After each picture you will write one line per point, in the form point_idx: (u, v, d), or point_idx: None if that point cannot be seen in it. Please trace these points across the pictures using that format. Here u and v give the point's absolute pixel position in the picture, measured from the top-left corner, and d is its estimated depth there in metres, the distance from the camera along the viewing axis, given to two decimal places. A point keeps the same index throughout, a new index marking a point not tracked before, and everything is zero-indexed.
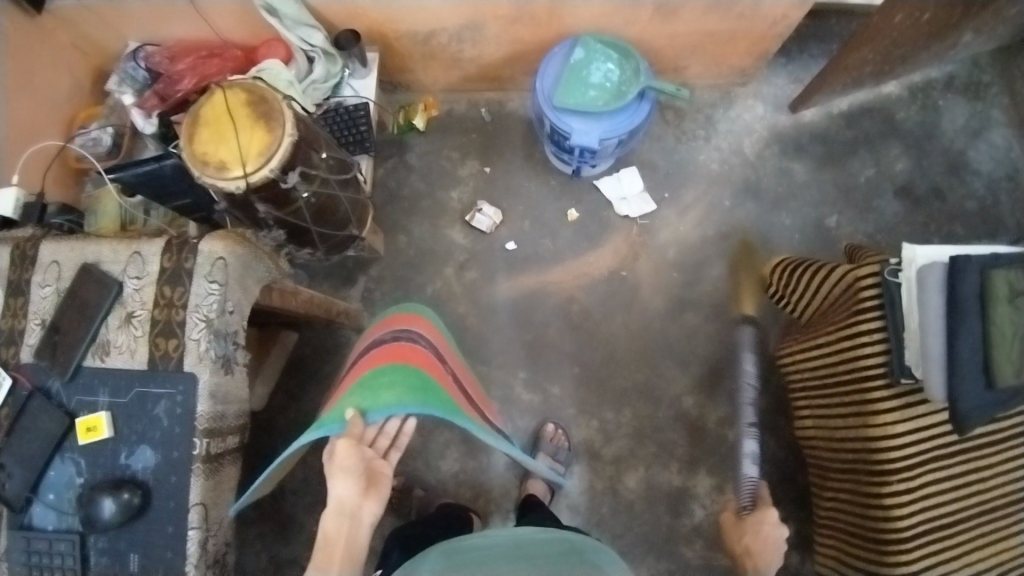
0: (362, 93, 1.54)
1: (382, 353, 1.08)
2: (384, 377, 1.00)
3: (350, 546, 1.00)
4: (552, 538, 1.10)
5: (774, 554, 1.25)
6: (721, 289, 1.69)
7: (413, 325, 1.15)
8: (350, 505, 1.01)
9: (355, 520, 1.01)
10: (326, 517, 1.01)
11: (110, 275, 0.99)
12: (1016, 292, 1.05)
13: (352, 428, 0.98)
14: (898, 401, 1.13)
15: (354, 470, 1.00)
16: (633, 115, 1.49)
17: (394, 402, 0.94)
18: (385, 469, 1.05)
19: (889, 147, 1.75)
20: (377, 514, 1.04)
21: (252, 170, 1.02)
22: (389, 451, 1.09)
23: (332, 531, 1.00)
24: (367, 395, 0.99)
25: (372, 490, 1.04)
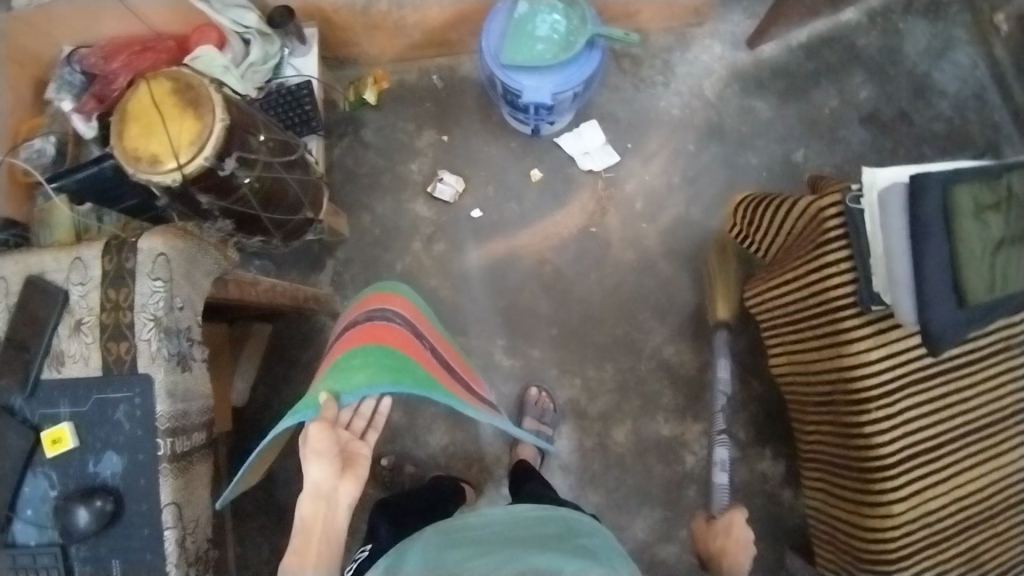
0: (304, 71, 1.49)
1: (355, 335, 1.07)
2: (356, 358, 1.00)
3: (327, 530, 0.99)
4: (547, 518, 1.08)
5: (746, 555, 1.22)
6: (692, 235, 1.67)
7: (389, 303, 1.13)
8: (325, 489, 0.99)
9: (331, 502, 0.99)
10: (302, 504, 1.00)
11: (55, 285, 0.97)
12: (979, 205, 1.04)
13: (326, 412, 0.98)
14: (869, 328, 1.12)
15: (329, 452, 0.98)
16: (584, 65, 1.46)
17: (367, 384, 0.95)
18: (363, 450, 1.06)
19: (851, 75, 1.71)
20: (355, 495, 1.01)
21: (186, 161, 1.00)
22: (365, 432, 1.10)
23: (310, 516, 0.99)
24: (340, 378, 0.99)
25: (349, 471, 1.02)
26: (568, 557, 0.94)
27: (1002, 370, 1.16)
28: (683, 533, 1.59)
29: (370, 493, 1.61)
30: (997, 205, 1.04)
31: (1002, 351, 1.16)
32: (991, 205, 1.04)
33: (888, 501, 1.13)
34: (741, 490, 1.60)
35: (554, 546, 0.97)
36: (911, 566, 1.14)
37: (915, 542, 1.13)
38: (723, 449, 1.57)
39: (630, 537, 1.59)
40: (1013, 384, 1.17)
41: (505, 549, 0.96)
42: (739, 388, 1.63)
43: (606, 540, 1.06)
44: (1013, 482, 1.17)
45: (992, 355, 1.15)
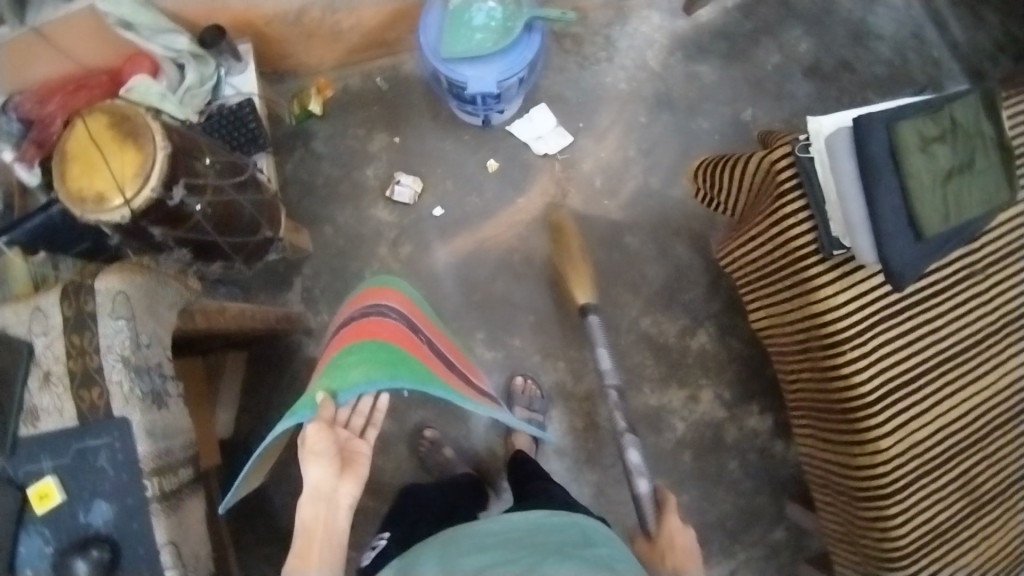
0: (244, 89, 1.47)
1: (350, 333, 1.05)
2: (352, 356, 0.98)
3: (328, 533, 0.96)
4: (564, 526, 1.05)
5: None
6: (654, 205, 1.69)
7: (383, 298, 1.11)
8: (325, 489, 0.97)
9: (332, 503, 0.97)
10: (302, 506, 0.97)
11: (18, 338, 0.95)
12: (925, 138, 1.06)
13: (324, 412, 0.98)
14: (835, 273, 1.15)
15: (327, 452, 0.97)
16: (525, 49, 1.46)
17: (363, 380, 0.94)
18: (362, 449, 1.03)
19: (790, 30, 1.74)
20: (356, 496, 1.00)
21: (133, 195, 0.97)
22: (366, 429, 1.06)
23: (311, 519, 0.96)
24: (336, 377, 0.98)
25: (348, 472, 1.00)
26: (584, 564, 0.92)
27: (971, 295, 1.18)
28: (682, 497, 1.62)
29: (371, 504, 1.61)
30: (944, 136, 1.07)
31: (969, 281, 1.18)
32: (938, 137, 1.07)
33: (874, 437, 1.16)
34: (733, 447, 1.63)
35: (570, 554, 0.95)
36: (906, 498, 1.17)
37: (907, 473, 1.17)
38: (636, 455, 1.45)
39: (632, 510, 1.61)
40: (984, 307, 1.19)
41: (518, 554, 0.94)
42: (720, 349, 1.65)
43: (621, 550, 1.04)
44: (995, 404, 1.21)
45: (959, 282, 1.17)
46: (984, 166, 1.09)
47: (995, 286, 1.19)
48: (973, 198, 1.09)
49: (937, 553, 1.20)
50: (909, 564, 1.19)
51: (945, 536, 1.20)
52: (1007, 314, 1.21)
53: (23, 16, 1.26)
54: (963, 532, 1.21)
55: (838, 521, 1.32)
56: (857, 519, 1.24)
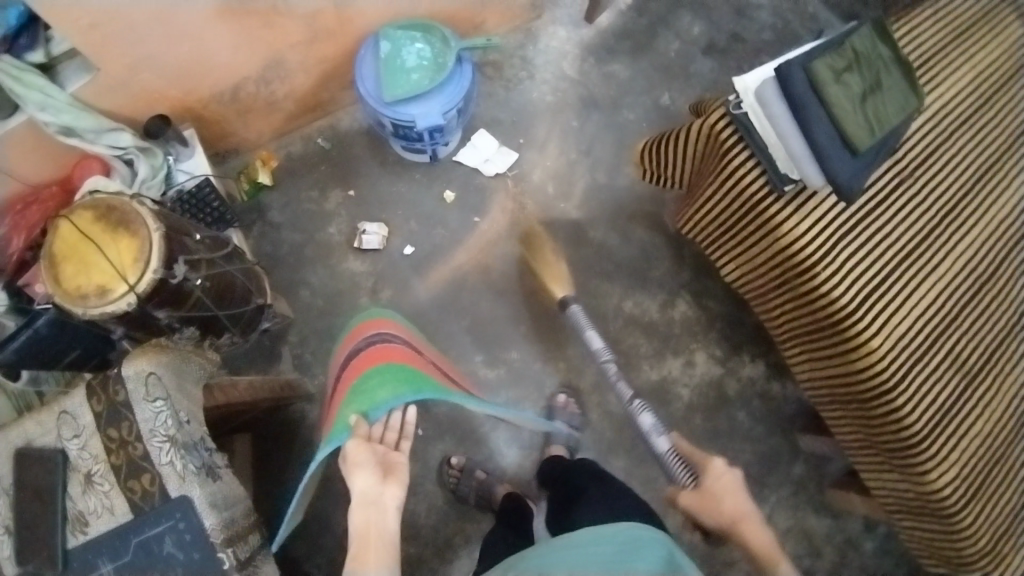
0: (197, 172, 1.46)
1: (361, 363, 1.11)
2: (375, 378, 1.05)
3: (382, 534, 1.03)
4: (644, 546, 1.04)
5: (741, 497, 1.23)
6: (606, 198, 1.79)
7: (384, 327, 1.18)
8: (372, 496, 1.04)
9: (380, 508, 1.04)
10: (354, 512, 1.04)
11: (47, 447, 0.92)
12: (837, 70, 1.20)
13: (359, 430, 1.05)
14: (792, 206, 1.27)
15: (368, 463, 1.04)
16: (460, 80, 1.55)
17: (391, 398, 1.02)
18: (400, 458, 1.08)
19: (680, 17, 1.92)
20: (401, 498, 1.06)
21: (137, 280, 0.99)
22: (400, 441, 1.11)
23: (362, 524, 1.03)
24: (364, 399, 1.05)
25: (390, 478, 1.06)
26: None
27: (911, 197, 1.33)
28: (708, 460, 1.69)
29: (413, 551, 1.58)
30: (851, 66, 1.22)
31: (902, 187, 1.33)
32: (846, 67, 1.21)
33: (865, 341, 1.27)
34: (738, 399, 1.73)
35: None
36: (908, 387, 1.28)
37: (903, 365, 1.28)
38: (649, 414, 1.50)
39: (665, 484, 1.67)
40: (923, 203, 1.34)
41: None
42: (701, 314, 1.76)
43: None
44: (955, 285, 1.34)
45: (896, 188, 1.32)
46: (891, 83, 1.25)
47: (926, 184, 1.34)
48: (889, 111, 1.23)
49: (950, 430, 1.30)
50: (930, 448, 1.28)
51: (952, 413, 1.30)
52: (943, 206, 1.36)
53: None
54: (966, 406, 1.32)
55: (853, 431, 1.42)
56: (870, 420, 1.34)
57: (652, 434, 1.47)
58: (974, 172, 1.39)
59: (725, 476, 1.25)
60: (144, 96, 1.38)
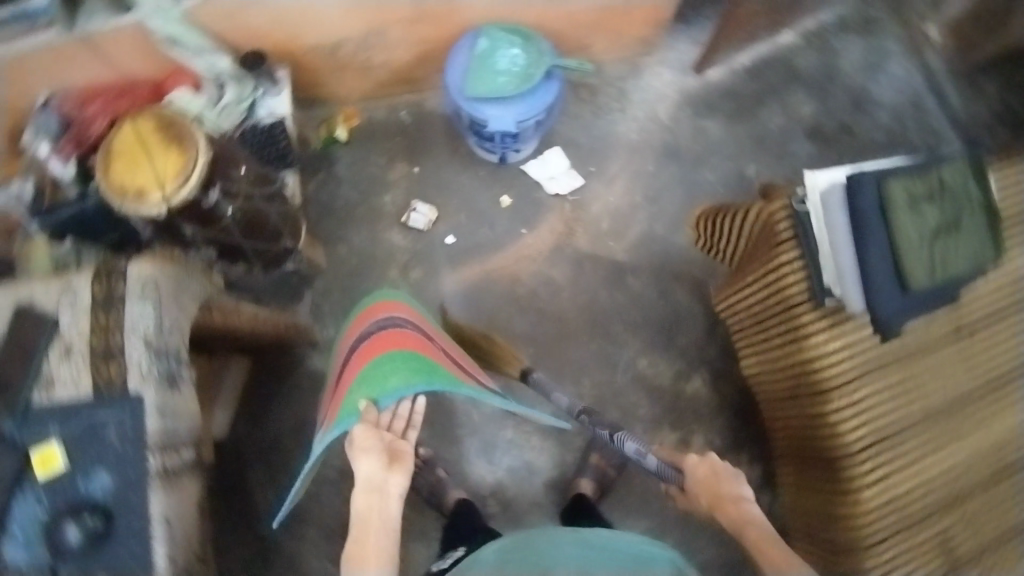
0: (277, 111, 1.52)
1: (372, 347, 1.18)
2: (385, 366, 1.13)
3: (381, 517, 1.20)
4: (653, 561, 1.04)
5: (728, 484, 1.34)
6: (656, 250, 1.76)
7: (397, 311, 1.25)
8: (376, 482, 1.20)
9: (383, 493, 1.21)
10: (358, 497, 1.20)
11: (45, 311, 1.00)
12: (914, 198, 1.13)
13: (368, 416, 1.18)
14: (828, 322, 1.18)
15: (374, 448, 1.20)
16: (544, 94, 1.56)
17: (402, 386, 1.09)
18: (405, 446, 1.25)
19: (794, 93, 1.85)
20: (403, 485, 1.22)
21: (173, 193, 1.07)
22: (406, 430, 1.29)
23: (365, 507, 1.19)
24: (374, 385, 1.12)
25: (395, 465, 1.23)
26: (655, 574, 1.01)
27: (958, 353, 1.23)
28: (667, 542, 1.63)
29: None
30: (931, 196, 1.14)
31: (953, 344, 1.22)
32: (926, 196, 1.14)
33: (857, 487, 1.18)
34: None
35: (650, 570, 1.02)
36: (888, 553, 1.18)
37: (889, 527, 1.18)
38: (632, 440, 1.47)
39: None
40: (969, 365, 1.23)
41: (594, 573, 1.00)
42: (712, 396, 1.69)
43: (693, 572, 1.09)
44: (974, 465, 1.23)
45: (947, 342, 1.22)
46: (970, 226, 1.16)
47: (979, 349, 1.24)
48: (959, 257, 1.15)
49: None
50: None
51: None
52: (988, 374, 1.25)
53: (75, 24, 1.36)
54: None
55: None
56: (835, 567, 1.25)
57: (640, 455, 1.47)
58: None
59: (700, 463, 1.38)
60: (249, 31, 1.49)
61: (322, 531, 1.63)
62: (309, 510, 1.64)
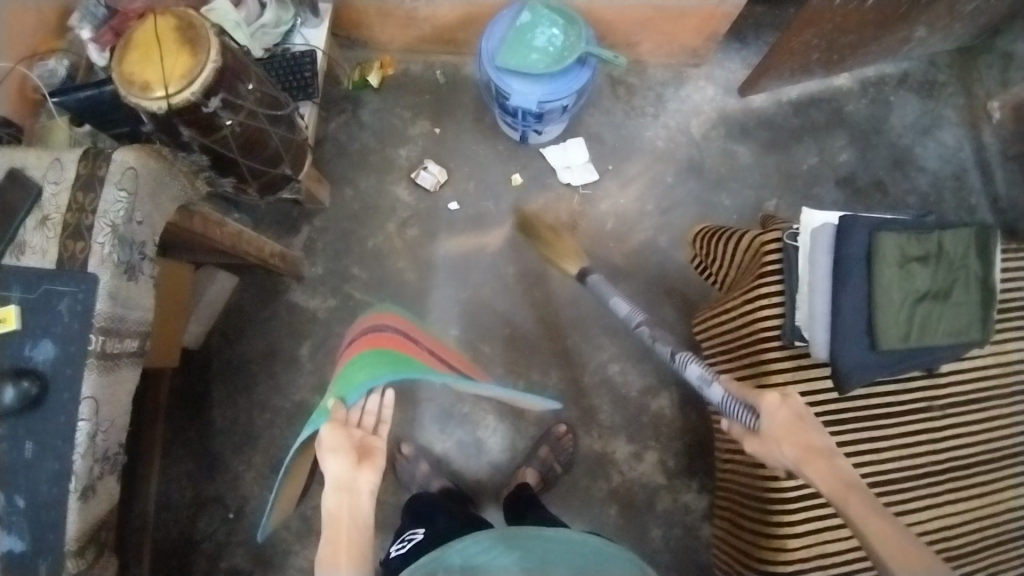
0: (312, 42, 1.56)
1: (353, 351, 1.08)
2: (358, 363, 1.01)
3: (353, 515, 0.97)
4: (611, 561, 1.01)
5: (816, 434, 1.01)
6: (654, 263, 1.73)
7: (385, 321, 1.14)
8: (345, 479, 0.98)
9: (353, 491, 0.98)
10: (325, 497, 0.98)
11: (32, 180, 1.04)
12: (907, 256, 1.10)
13: (336, 415, 1.01)
14: (791, 363, 1.17)
15: (342, 446, 0.99)
16: (574, 80, 1.53)
17: (370, 377, 0.96)
18: (379, 442, 1.02)
19: (834, 137, 1.79)
20: (376, 482, 1.00)
21: (174, 92, 1.08)
22: (379, 427, 1.06)
23: (335, 507, 0.97)
24: (343, 384, 1.00)
25: (366, 462, 1.00)
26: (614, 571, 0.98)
27: (921, 428, 1.21)
28: None
29: None
30: (924, 260, 1.10)
31: (915, 417, 1.21)
32: (918, 258, 1.10)
33: (784, 533, 1.17)
34: (660, 515, 1.64)
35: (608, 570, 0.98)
36: None
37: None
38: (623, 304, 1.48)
39: None
40: (931, 444, 1.21)
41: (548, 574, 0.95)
42: (676, 418, 1.68)
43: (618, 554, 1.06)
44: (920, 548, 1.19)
45: (909, 414, 1.20)
46: (960, 301, 1.11)
47: (942, 429, 1.22)
48: (939, 327, 1.10)
49: None
50: None
51: None
52: (951, 459, 1.22)
53: None
54: None
55: None
56: None
57: (702, 382, 1.18)
58: (1001, 450, 1.25)
59: (783, 405, 1.03)
60: None
61: (267, 459, 1.66)
62: (259, 434, 1.67)
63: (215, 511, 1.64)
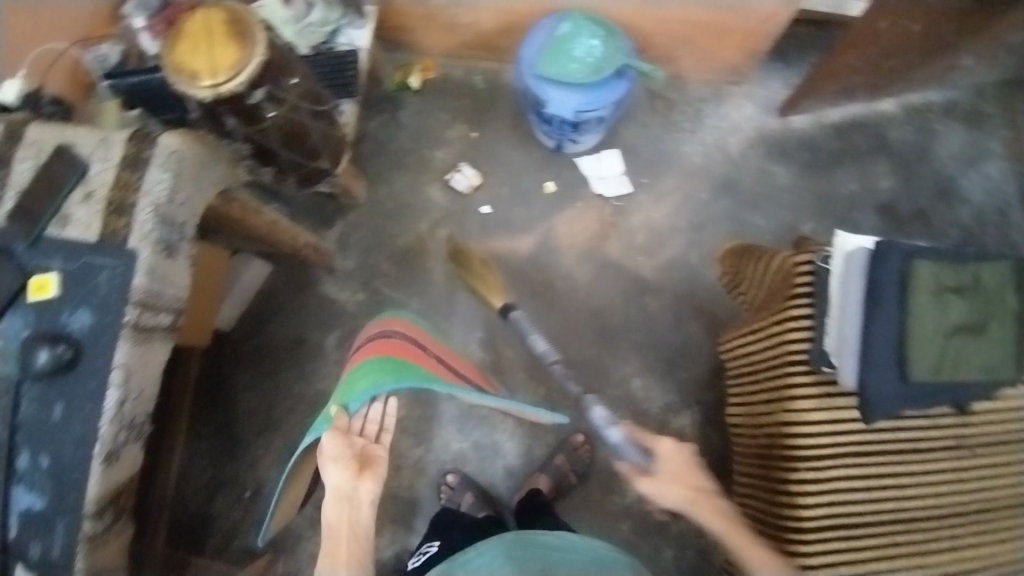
0: (356, 42, 1.58)
1: (360, 357, 1.16)
2: (360, 371, 1.09)
3: (354, 525, 1.21)
4: (611, 563, 1.05)
5: (699, 475, 1.34)
6: (682, 279, 1.72)
7: (391, 325, 1.23)
8: (346, 490, 1.21)
9: (352, 501, 1.21)
10: (328, 506, 1.21)
11: (80, 157, 1.09)
12: (942, 285, 1.07)
13: (339, 423, 1.18)
14: (817, 389, 1.14)
15: (343, 455, 1.20)
16: (612, 90, 1.53)
17: (370, 386, 1.03)
18: (378, 452, 1.27)
19: (875, 163, 1.76)
20: (374, 492, 1.24)
21: (221, 82, 1.13)
22: (380, 434, 1.30)
23: (337, 515, 1.21)
24: (346, 392, 1.10)
25: (367, 472, 1.24)
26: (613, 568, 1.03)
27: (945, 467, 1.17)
28: None
29: None
30: (959, 291, 1.08)
31: (942, 454, 1.17)
32: (953, 288, 1.07)
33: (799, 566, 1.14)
34: (673, 535, 1.61)
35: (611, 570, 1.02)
36: None
37: None
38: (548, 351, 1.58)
39: None
40: (954, 485, 1.17)
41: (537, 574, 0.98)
42: (695, 438, 1.65)
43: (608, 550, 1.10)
44: None
45: (936, 451, 1.17)
46: (996, 335, 1.09)
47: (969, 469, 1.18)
48: (972, 361, 1.08)
49: None
50: None
51: None
52: (973, 502, 1.18)
53: None
54: None
55: None
56: None
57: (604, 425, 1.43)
58: None
59: (676, 452, 1.36)
60: None
61: (286, 446, 1.69)
62: (280, 422, 1.70)
63: (232, 493, 1.67)
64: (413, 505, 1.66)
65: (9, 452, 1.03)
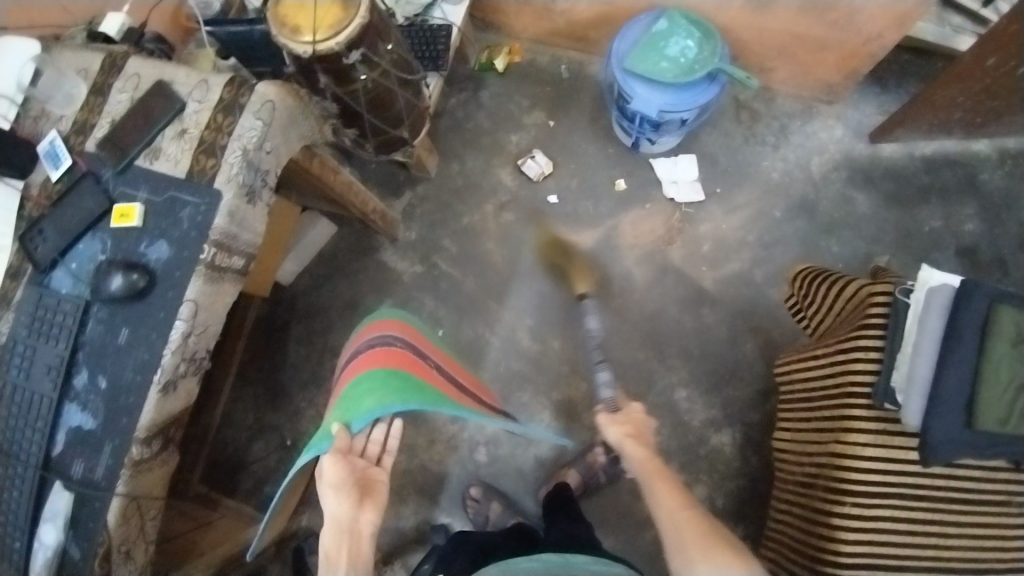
0: (449, 18, 1.59)
1: (359, 366, 1.03)
2: (364, 387, 0.97)
3: (354, 557, 1.01)
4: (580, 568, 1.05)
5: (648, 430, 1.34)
6: (742, 295, 1.68)
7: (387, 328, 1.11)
8: (346, 520, 1.02)
9: (354, 533, 1.02)
10: (325, 536, 1.02)
11: (177, 94, 1.13)
12: (1022, 336, 1.02)
13: (340, 443, 1.00)
14: (876, 426, 1.09)
15: (344, 483, 1.01)
16: (700, 94, 1.50)
17: (377, 408, 0.91)
18: (380, 476, 1.07)
19: (964, 204, 1.67)
20: (375, 523, 1.05)
21: (321, 39, 1.15)
22: (383, 456, 1.10)
23: (332, 548, 1.01)
24: (349, 410, 0.97)
25: (368, 500, 1.05)
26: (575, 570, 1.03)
27: (991, 522, 1.12)
28: None
29: None
30: None
31: (993, 508, 1.12)
32: None
33: None
34: None
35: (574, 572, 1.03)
36: None
37: None
38: (608, 371, 1.62)
39: None
40: (999, 541, 1.13)
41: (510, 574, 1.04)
42: (734, 457, 1.61)
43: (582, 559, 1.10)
44: None
45: (987, 505, 1.12)
46: None
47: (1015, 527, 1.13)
48: None
49: None
50: None
51: None
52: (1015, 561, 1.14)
53: None
54: None
55: None
56: None
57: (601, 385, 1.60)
58: None
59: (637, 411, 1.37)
60: None
61: (325, 404, 1.73)
62: (324, 379, 1.74)
63: (269, 440, 1.72)
64: (441, 480, 1.68)
65: (68, 370, 1.08)
